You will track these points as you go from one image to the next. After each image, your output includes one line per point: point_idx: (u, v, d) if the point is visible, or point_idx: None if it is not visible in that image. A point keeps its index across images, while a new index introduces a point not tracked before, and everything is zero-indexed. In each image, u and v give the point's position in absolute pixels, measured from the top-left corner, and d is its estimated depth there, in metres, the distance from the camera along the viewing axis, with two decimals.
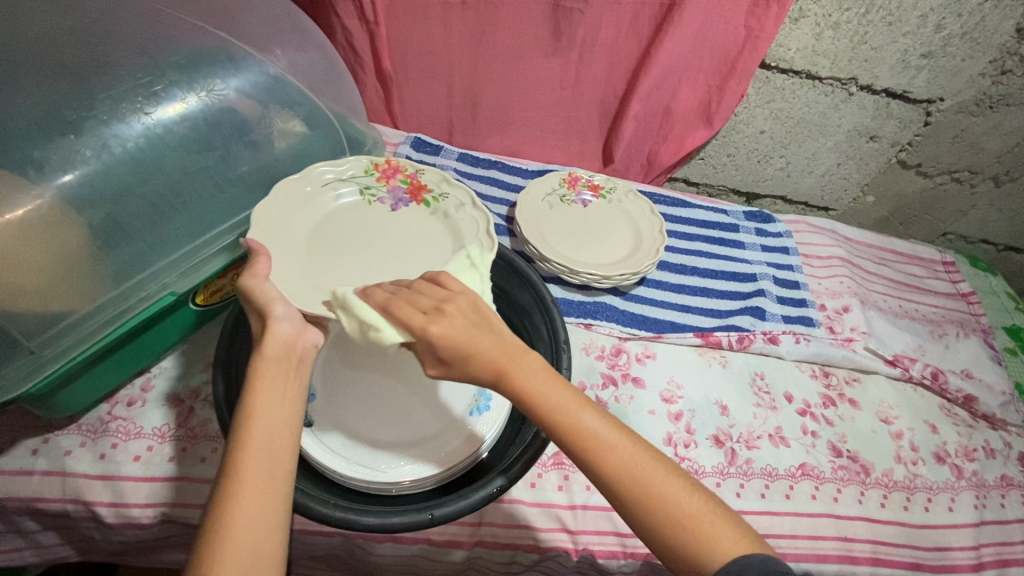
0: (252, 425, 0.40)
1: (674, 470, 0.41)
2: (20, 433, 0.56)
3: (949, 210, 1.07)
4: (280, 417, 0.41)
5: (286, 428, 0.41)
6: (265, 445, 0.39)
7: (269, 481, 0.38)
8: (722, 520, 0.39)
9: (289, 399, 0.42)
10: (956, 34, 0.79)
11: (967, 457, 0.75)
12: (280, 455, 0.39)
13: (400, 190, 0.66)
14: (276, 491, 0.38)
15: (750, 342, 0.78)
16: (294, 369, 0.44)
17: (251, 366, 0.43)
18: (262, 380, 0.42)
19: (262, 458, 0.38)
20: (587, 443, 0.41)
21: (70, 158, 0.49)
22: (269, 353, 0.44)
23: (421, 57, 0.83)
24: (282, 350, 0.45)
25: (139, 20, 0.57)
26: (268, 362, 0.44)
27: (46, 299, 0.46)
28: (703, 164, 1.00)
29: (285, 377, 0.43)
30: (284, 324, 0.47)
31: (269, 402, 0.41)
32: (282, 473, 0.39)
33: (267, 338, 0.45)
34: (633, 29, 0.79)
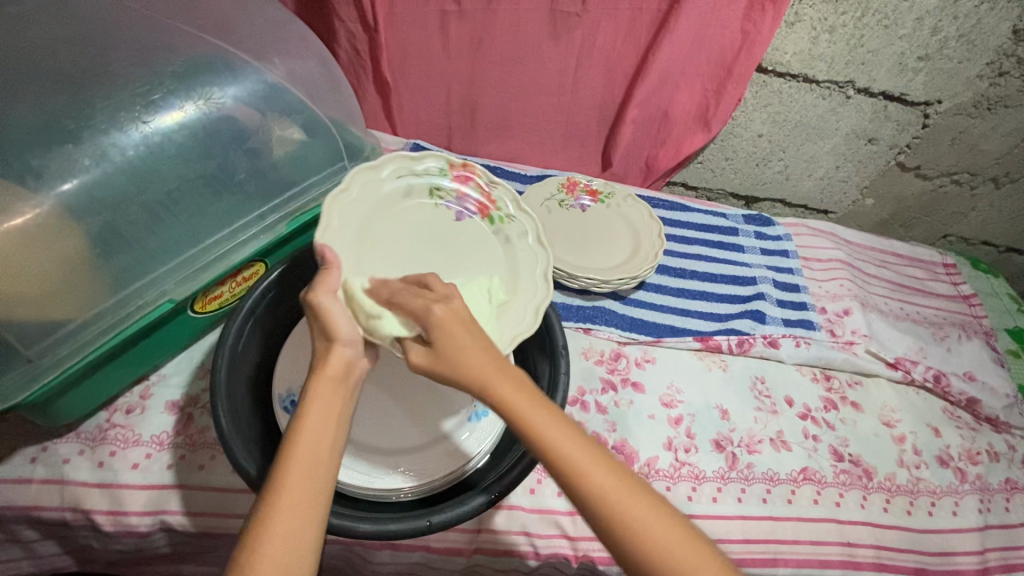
0: (297, 448, 0.39)
1: (656, 500, 0.38)
2: (19, 441, 0.56)
3: (949, 211, 1.07)
4: (326, 446, 0.40)
5: (330, 456, 0.40)
6: (309, 470, 0.38)
7: (308, 509, 0.37)
8: (709, 555, 0.36)
9: (337, 420, 0.42)
10: (953, 36, 0.79)
11: (970, 460, 0.74)
12: (320, 483, 0.38)
13: (469, 199, 0.63)
14: (312, 519, 0.37)
15: (750, 346, 0.78)
16: (345, 393, 0.43)
17: (307, 384, 0.42)
18: (314, 402, 0.41)
19: (304, 482, 0.38)
20: (564, 462, 0.37)
21: (68, 167, 0.49)
22: (328, 371, 0.43)
23: (420, 63, 0.84)
24: (342, 372, 0.44)
25: (137, 30, 0.57)
26: (322, 382, 0.43)
27: (44, 309, 0.47)
28: (702, 168, 1.00)
29: (337, 402, 0.42)
30: (347, 349, 0.45)
31: (318, 423, 0.40)
32: (319, 502, 0.38)
33: (331, 357, 0.44)
34: (630, 35, 0.79)
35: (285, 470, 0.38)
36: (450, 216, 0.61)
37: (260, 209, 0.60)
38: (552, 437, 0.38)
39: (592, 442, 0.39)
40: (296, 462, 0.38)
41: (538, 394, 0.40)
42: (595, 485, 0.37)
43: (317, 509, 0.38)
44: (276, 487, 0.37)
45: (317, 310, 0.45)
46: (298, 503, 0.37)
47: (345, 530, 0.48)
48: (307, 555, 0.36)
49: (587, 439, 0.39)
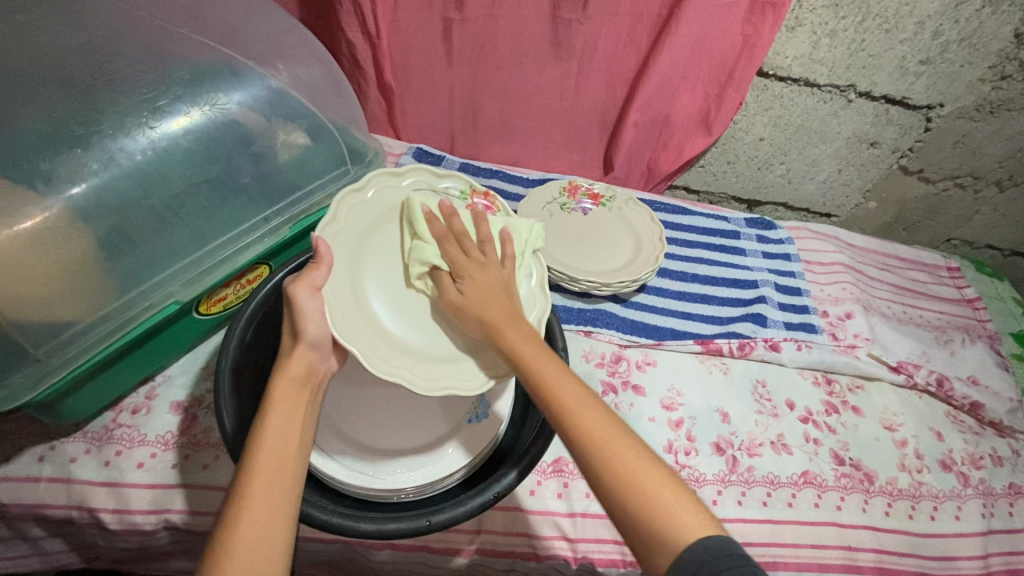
0: (263, 447, 0.42)
1: (642, 447, 0.42)
2: (27, 440, 0.57)
3: (953, 215, 1.06)
4: (293, 445, 0.44)
5: (295, 452, 0.43)
6: (276, 467, 0.42)
7: (275, 501, 0.40)
8: (683, 498, 0.39)
9: (298, 422, 0.45)
10: (954, 40, 0.79)
11: (974, 465, 0.74)
12: (288, 478, 0.42)
13: None
14: (283, 511, 0.40)
15: (751, 349, 0.78)
16: (307, 395, 0.48)
17: (268, 387, 0.47)
18: (275, 404, 0.45)
19: (271, 478, 0.41)
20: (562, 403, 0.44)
21: (77, 172, 0.50)
22: (290, 373, 0.47)
23: (423, 68, 0.85)
24: (303, 373, 0.48)
25: (145, 38, 0.58)
26: (284, 384, 0.46)
27: (53, 309, 0.48)
28: (704, 172, 1.00)
29: (301, 401, 0.47)
30: (310, 349, 0.49)
31: (278, 427, 0.44)
32: (288, 495, 0.41)
33: (293, 358, 0.48)
34: (631, 40, 0.80)
35: (253, 469, 0.41)
36: None
37: (264, 212, 0.61)
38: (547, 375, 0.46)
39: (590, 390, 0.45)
40: (263, 461, 0.42)
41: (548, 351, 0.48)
42: (583, 421, 0.42)
43: (290, 501, 0.41)
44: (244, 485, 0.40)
45: (290, 305, 0.49)
46: (267, 496, 0.40)
47: (346, 529, 0.48)
48: (278, 544, 0.39)
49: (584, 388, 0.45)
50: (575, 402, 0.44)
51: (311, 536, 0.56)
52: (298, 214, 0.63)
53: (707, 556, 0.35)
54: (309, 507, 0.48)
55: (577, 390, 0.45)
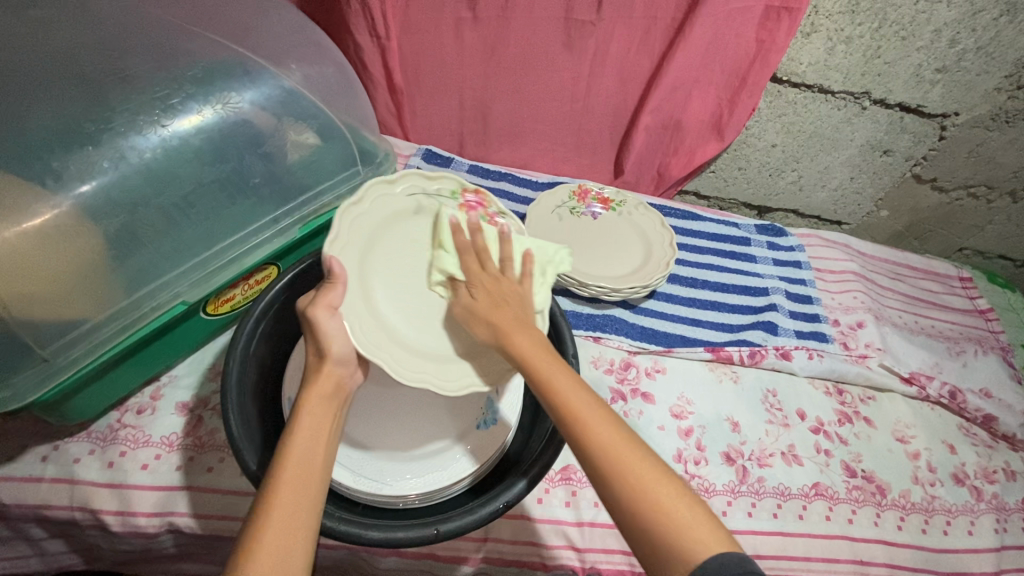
0: (291, 461, 0.41)
1: (661, 463, 0.41)
2: (32, 439, 0.57)
3: (965, 225, 1.05)
4: (319, 461, 0.42)
5: (322, 469, 0.42)
6: (301, 481, 0.40)
7: (301, 521, 0.39)
8: (696, 511, 0.38)
9: (327, 440, 0.44)
10: (971, 49, 0.78)
11: (986, 479, 0.73)
12: (312, 494, 0.41)
13: (471, 221, 0.59)
14: (303, 532, 0.39)
15: (762, 357, 0.77)
16: (336, 409, 0.47)
17: (298, 400, 0.46)
18: (307, 416, 0.44)
19: (296, 495, 0.40)
20: (582, 427, 0.42)
21: (87, 169, 0.50)
22: (320, 388, 0.46)
23: (433, 70, 0.84)
24: (333, 389, 0.47)
25: (158, 35, 0.58)
26: (314, 399, 0.46)
27: (62, 308, 0.47)
28: (714, 178, 0.99)
29: (329, 417, 0.46)
30: (337, 363, 0.48)
31: (308, 442, 0.43)
32: (310, 513, 0.40)
33: (322, 374, 0.47)
34: (644, 44, 0.79)
35: (278, 483, 0.40)
36: (451, 235, 0.59)
37: (274, 212, 0.60)
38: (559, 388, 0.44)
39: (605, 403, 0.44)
40: (290, 474, 0.40)
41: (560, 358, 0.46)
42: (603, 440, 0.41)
43: (311, 522, 0.39)
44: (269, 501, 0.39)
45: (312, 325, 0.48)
46: (290, 514, 0.39)
47: (353, 537, 0.48)
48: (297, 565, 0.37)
49: (600, 401, 0.44)
50: (582, 406, 0.43)
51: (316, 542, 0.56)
52: (307, 215, 0.62)
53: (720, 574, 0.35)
54: None
55: (591, 405, 0.43)
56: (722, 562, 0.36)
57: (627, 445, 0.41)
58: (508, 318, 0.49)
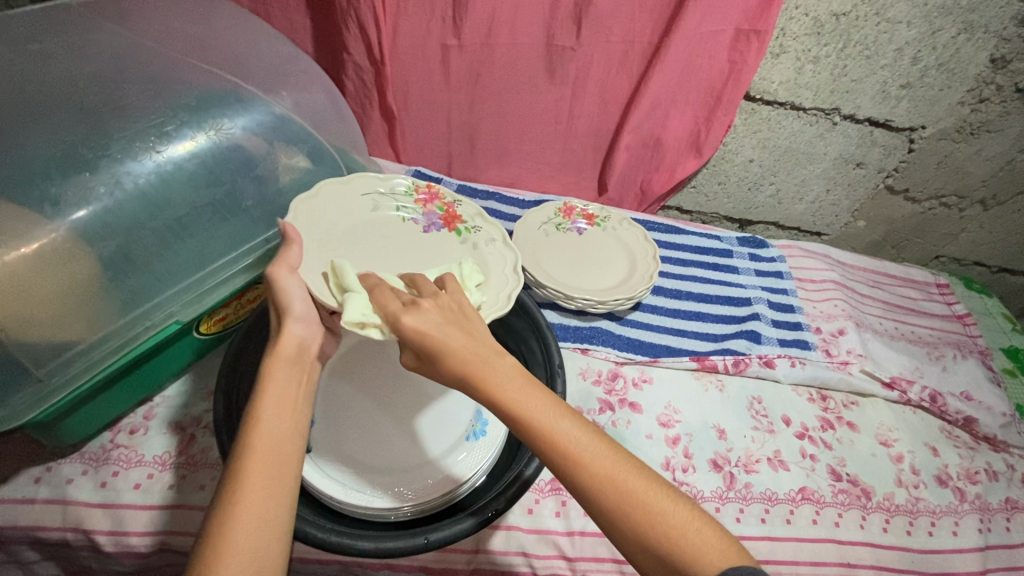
0: (260, 433, 0.42)
1: (660, 486, 0.42)
2: (25, 461, 0.57)
3: (940, 233, 1.08)
4: (289, 423, 0.44)
5: (292, 431, 0.44)
6: (272, 450, 0.42)
7: (274, 486, 0.40)
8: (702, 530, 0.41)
9: (295, 406, 0.45)
10: (932, 66, 0.82)
11: (969, 480, 0.74)
12: (286, 455, 0.42)
13: (435, 215, 0.68)
14: (283, 490, 0.41)
15: (746, 366, 0.79)
16: (302, 375, 0.48)
17: (262, 367, 0.47)
18: (272, 387, 0.46)
19: (269, 465, 0.41)
20: (583, 469, 0.41)
21: (85, 195, 0.52)
22: (282, 354, 0.48)
23: (421, 94, 0.87)
24: (295, 353, 0.49)
25: (154, 66, 0.60)
26: (276, 367, 0.47)
27: (57, 330, 0.48)
28: (695, 193, 1.02)
29: (294, 379, 0.47)
30: (297, 327, 0.51)
31: (276, 411, 0.44)
32: (286, 473, 0.42)
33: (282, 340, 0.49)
34: (623, 66, 0.82)
35: (249, 448, 0.41)
36: (418, 228, 0.66)
37: (265, 233, 0.62)
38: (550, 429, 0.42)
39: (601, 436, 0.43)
40: (262, 440, 0.42)
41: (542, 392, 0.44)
42: (606, 477, 0.41)
43: (289, 482, 0.41)
44: (242, 467, 0.40)
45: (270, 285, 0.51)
46: (265, 478, 0.40)
47: (345, 548, 0.48)
48: (278, 522, 0.39)
49: (597, 435, 0.43)
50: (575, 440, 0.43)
51: (308, 557, 0.56)
52: None
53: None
54: (307, 526, 0.49)
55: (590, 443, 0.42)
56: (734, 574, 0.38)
57: (627, 475, 0.42)
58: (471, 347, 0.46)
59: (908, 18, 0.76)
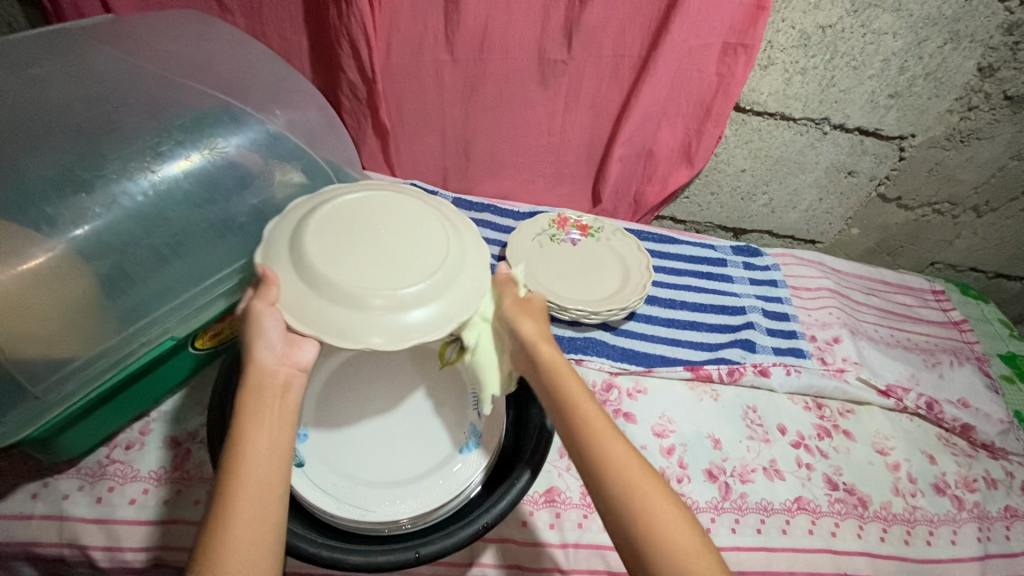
0: (246, 460, 0.43)
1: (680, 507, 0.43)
2: (21, 477, 0.58)
3: (934, 240, 1.09)
4: (268, 450, 0.44)
5: (274, 459, 0.44)
6: (258, 477, 0.42)
7: (259, 514, 0.41)
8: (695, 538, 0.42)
9: (277, 431, 0.45)
10: (920, 75, 0.83)
11: (967, 488, 0.74)
12: (270, 482, 0.43)
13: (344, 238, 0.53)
14: (269, 520, 0.41)
15: (740, 375, 0.79)
16: (278, 400, 0.47)
17: (238, 398, 0.46)
18: (253, 414, 0.45)
19: (255, 493, 0.41)
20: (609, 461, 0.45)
21: (81, 214, 0.53)
22: (256, 385, 0.47)
23: (415, 109, 0.89)
24: (269, 381, 0.48)
25: (151, 88, 0.62)
26: (250, 399, 0.46)
27: (52, 347, 0.49)
28: (689, 203, 1.03)
29: (272, 406, 0.47)
30: (262, 350, 0.48)
31: (259, 435, 0.44)
32: (271, 501, 0.42)
33: (253, 373, 0.48)
34: (614, 79, 0.83)
35: (229, 480, 0.41)
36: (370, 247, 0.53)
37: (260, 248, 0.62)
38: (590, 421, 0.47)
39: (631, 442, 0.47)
40: (245, 471, 0.42)
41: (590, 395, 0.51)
42: (629, 475, 0.44)
43: (275, 509, 0.42)
44: (225, 500, 0.41)
45: (250, 317, 0.48)
46: (250, 509, 0.41)
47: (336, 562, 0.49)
48: (268, 548, 0.40)
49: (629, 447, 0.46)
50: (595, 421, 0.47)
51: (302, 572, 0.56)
52: None
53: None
54: (298, 540, 0.49)
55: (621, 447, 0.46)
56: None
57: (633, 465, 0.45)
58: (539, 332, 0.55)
59: (893, 29, 0.77)
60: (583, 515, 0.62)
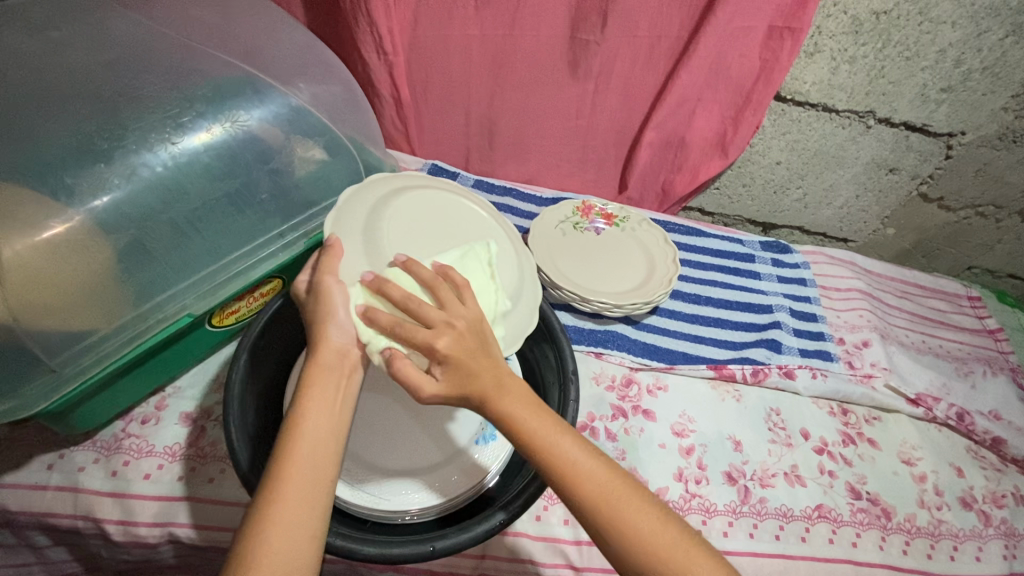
0: (304, 441, 0.42)
1: (649, 506, 0.44)
2: (37, 447, 0.58)
3: (973, 243, 1.04)
4: (326, 432, 0.43)
5: (332, 442, 0.43)
6: (312, 460, 0.41)
7: (309, 497, 0.40)
8: (697, 554, 0.43)
9: (337, 413, 0.44)
10: (976, 69, 0.78)
11: (995, 504, 0.71)
12: (325, 469, 0.42)
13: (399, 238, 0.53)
14: (317, 509, 0.40)
15: (765, 376, 0.77)
16: (344, 378, 0.46)
17: (304, 369, 0.45)
18: (315, 392, 0.44)
19: (304, 479, 0.40)
20: (590, 493, 0.43)
21: (99, 186, 0.51)
22: (323, 359, 0.45)
23: (440, 86, 0.86)
24: (337, 357, 0.46)
25: (172, 55, 0.60)
26: (321, 373, 0.45)
27: (69, 319, 0.48)
28: (719, 195, 1.00)
29: (338, 388, 0.45)
30: (337, 330, 0.46)
31: (318, 415, 0.43)
32: (323, 493, 0.41)
33: (326, 346, 0.46)
34: (650, 62, 0.80)
35: (289, 461, 0.41)
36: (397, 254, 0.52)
37: (279, 227, 0.62)
38: (559, 450, 0.44)
39: (597, 453, 0.45)
40: (300, 450, 0.41)
41: (549, 415, 0.45)
42: (623, 526, 0.42)
43: (323, 497, 0.41)
44: (279, 479, 0.40)
45: (318, 294, 0.47)
46: (299, 491, 0.40)
47: (350, 552, 0.48)
48: (311, 542, 0.39)
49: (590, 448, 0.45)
50: (586, 473, 0.43)
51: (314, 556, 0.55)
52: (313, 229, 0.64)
53: None
54: None
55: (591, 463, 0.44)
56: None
57: (638, 516, 0.43)
58: (482, 370, 0.44)
59: (952, 18, 0.72)
60: None
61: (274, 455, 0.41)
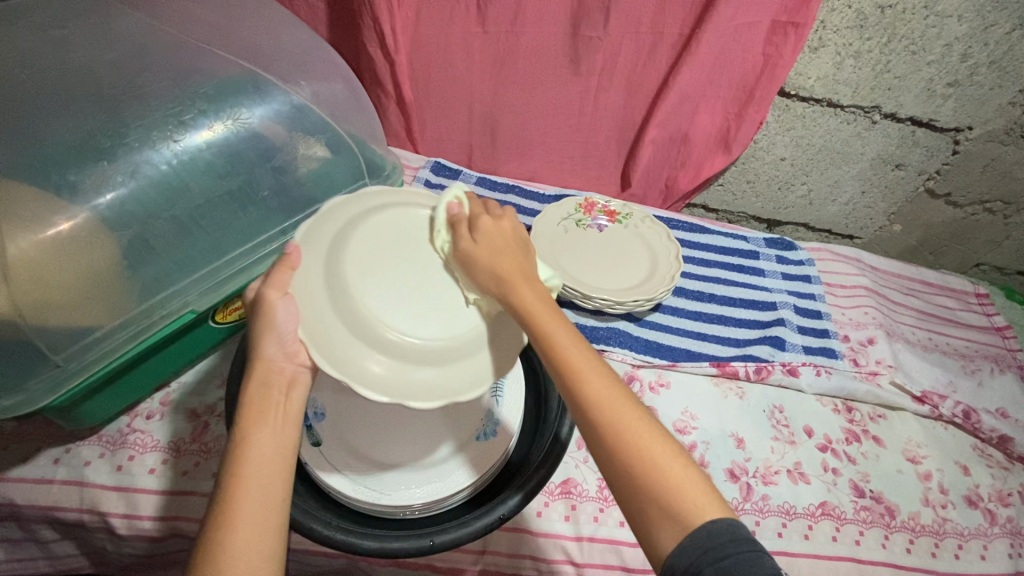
0: (248, 457, 0.42)
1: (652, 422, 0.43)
2: (43, 442, 0.58)
3: (982, 240, 1.03)
4: (271, 452, 0.43)
5: (279, 456, 0.43)
6: (257, 476, 0.41)
7: (260, 509, 0.40)
8: (693, 478, 0.40)
9: (281, 427, 0.45)
10: (984, 63, 0.77)
11: (1001, 502, 0.71)
12: (273, 482, 0.42)
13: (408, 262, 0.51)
14: (271, 521, 0.41)
15: (768, 373, 0.76)
16: (284, 398, 0.46)
17: (242, 393, 0.46)
18: (254, 409, 0.45)
19: (252, 493, 0.41)
20: (593, 392, 0.43)
21: (102, 182, 0.52)
22: (256, 376, 0.46)
23: (443, 83, 0.86)
24: (270, 374, 0.46)
25: (175, 53, 0.60)
26: (258, 391, 0.45)
27: (74, 315, 0.48)
28: (723, 191, 0.99)
29: (273, 404, 0.45)
30: (272, 344, 0.45)
31: (260, 429, 0.44)
32: (273, 505, 0.41)
33: (259, 362, 0.46)
34: (652, 58, 0.79)
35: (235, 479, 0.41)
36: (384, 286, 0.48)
37: (282, 224, 0.61)
38: (566, 346, 0.44)
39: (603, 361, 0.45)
40: (249, 471, 0.42)
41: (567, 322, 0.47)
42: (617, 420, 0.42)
43: (275, 509, 0.41)
44: (228, 497, 0.40)
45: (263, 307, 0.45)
46: (255, 507, 0.40)
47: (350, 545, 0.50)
48: (266, 553, 0.39)
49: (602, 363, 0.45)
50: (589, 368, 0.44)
51: (315, 551, 0.56)
52: None
53: (723, 538, 0.38)
54: (315, 522, 0.50)
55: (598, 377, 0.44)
56: (711, 534, 0.38)
57: (638, 423, 0.42)
58: (512, 268, 0.49)
59: (958, 12, 0.72)
60: (599, 508, 0.60)
61: (220, 477, 0.42)
